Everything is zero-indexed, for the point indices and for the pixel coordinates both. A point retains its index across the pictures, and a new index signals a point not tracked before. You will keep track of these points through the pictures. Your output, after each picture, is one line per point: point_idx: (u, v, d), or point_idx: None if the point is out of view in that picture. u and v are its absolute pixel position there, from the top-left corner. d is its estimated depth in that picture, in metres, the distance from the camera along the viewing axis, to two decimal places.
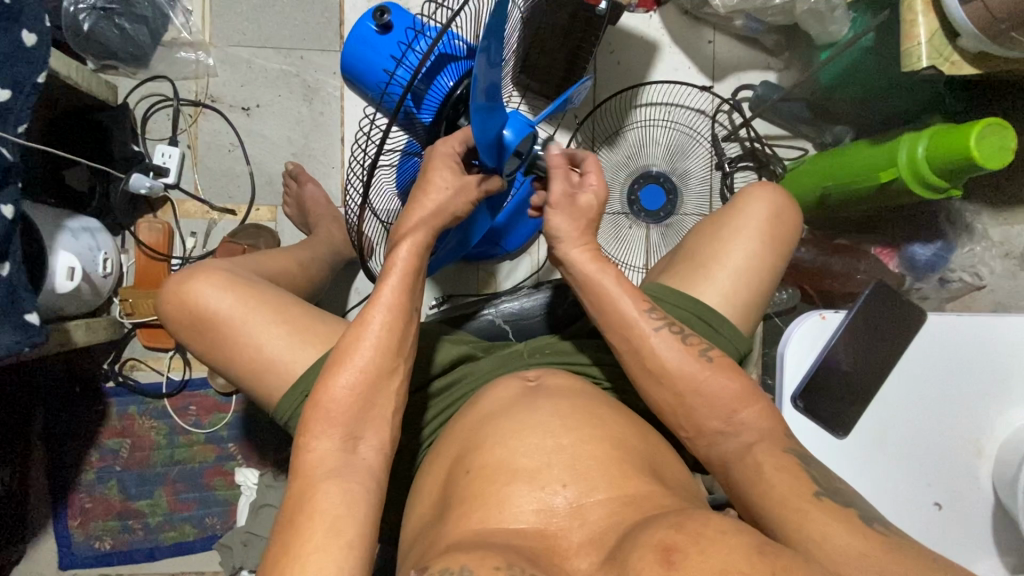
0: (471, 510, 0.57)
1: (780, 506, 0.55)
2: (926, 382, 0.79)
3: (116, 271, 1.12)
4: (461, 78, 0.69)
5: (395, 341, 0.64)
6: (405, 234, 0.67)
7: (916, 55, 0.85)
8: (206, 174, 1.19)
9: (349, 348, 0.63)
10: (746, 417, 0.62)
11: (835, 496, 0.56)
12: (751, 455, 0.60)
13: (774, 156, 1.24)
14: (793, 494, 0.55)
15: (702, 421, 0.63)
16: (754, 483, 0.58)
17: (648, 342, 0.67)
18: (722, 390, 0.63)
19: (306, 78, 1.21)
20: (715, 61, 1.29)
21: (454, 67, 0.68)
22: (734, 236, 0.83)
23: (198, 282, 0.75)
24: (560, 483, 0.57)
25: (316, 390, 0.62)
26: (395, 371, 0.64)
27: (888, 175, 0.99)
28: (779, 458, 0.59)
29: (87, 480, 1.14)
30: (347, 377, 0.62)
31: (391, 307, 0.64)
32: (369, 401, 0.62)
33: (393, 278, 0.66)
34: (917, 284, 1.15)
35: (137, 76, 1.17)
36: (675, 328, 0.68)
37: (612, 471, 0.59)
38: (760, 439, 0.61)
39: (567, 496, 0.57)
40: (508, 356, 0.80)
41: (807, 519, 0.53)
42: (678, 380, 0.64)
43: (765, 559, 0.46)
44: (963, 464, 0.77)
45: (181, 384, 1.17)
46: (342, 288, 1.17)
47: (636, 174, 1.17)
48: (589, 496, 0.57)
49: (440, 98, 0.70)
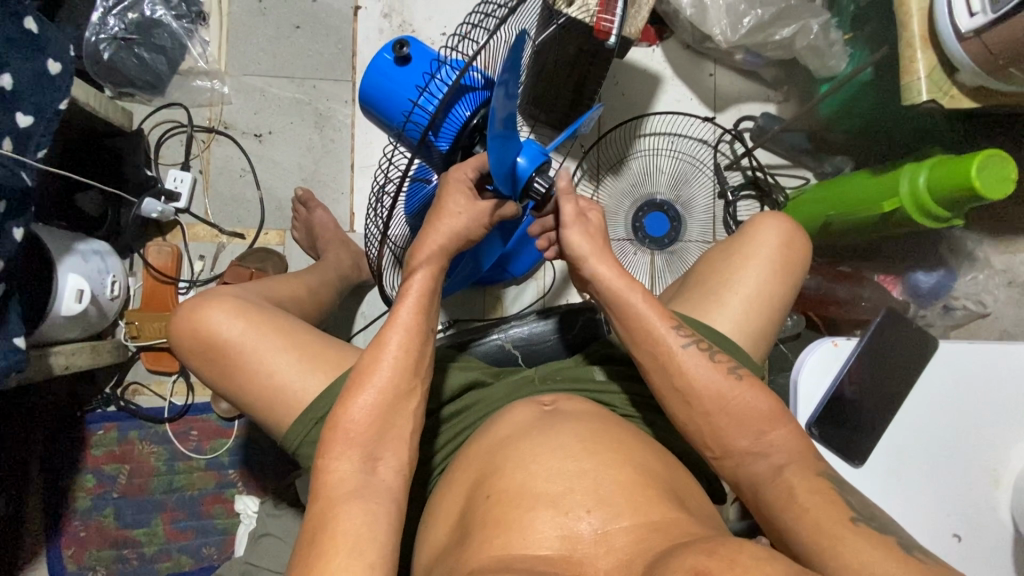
0: (494, 536, 0.56)
1: (811, 530, 0.54)
2: (941, 408, 0.79)
3: (123, 294, 1.12)
4: (477, 108, 0.70)
5: (412, 359, 0.64)
6: (423, 257, 0.68)
7: (915, 90, 0.87)
8: (217, 199, 1.21)
9: (369, 368, 0.63)
10: (774, 439, 0.62)
11: (871, 521, 0.55)
12: (782, 477, 0.59)
13: (776, 185, 1.27)
14: (829, 520, 0.55)
15: (730, 443, 0.63)
16: (782, 507, 0.57)
17: (672, 365, 0.67)
18: (751, 408, 0.63)
19: (318, 107, 1.23)
20: (716, 93, 1.32)
21: (471, 97, 0.69)
22: (746, 263, 0.84)
23: (210, 308, 0.75)
24: (584, 509, 0.56)
25: (336, 411, 0.61)
26: (413, 391, 0.64)
27: (890, 205, 1.01)
28: (812, 482, 0.58)
29: (82, 507, 1.11)
30: (367, 397, 0.61)
31: (409, 327, 0.64)
32: (388, 422, 0.61)
33: (412, 301, 0.66)
34: (922, 311, 1.16)
35: (152, 102, 1.20)
36: (702, 347, 0.67)
37: (637, 497, 0.57)
38: (791, 461, 0.60)
39: (592, 522, 0.55)
40: (520, 382, 0.80)
41: (843, 546, 0.53)
42: (705, 399, 0.64)
43: None
44: (981, 495, 0.76)
45: (183, 409, 1.16)
46: (349, 312, 1.17)
47: (641, 201, 1.19)
48: (614, 522, 0.55)
49: (457, 127, 0.70)
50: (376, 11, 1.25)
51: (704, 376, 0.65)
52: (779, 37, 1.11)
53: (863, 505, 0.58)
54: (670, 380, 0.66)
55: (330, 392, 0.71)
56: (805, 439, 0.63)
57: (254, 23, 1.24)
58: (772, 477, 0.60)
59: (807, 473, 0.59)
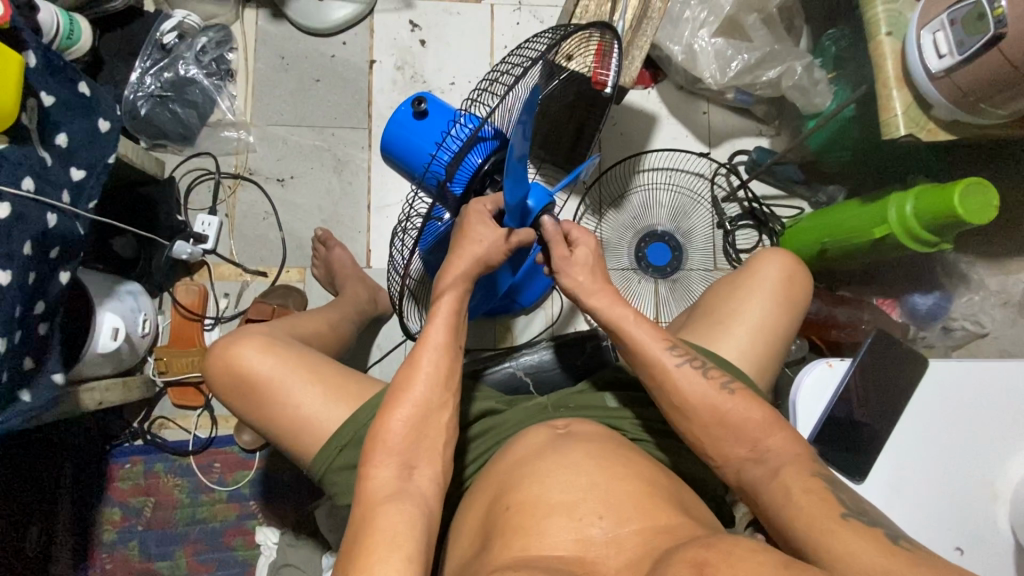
0: (512, 541, 0.60)
1: (806, 527, 0.57)
2: (936, 424, 0.82)
3: (152, 332, 1.18)
4: (488, 156, 0.76)
5: (441, 375, 0.69)
6: (448, 280, 0.73)
7: (894, 125, 0.94)
8: (241, 240, 1.28)
9: (404, 384, 0.67)
10: (772, 446, 0.65)
11: (862, 516, 0.58)
12: (777, 479, 0.63)
13: (773, 215, 1.32)
14: (820, 514, 0.58)
15: (729, 451, 0.67)
16: (781, 508, 0.61)
17: (674, 382, 0.71)
18: (746, 417, 0.67)
19: (336, 152, 1.32)
20: (711, 130, 1.40)
21: (481, 146, 0.75)
22: (750, 294, 0.89)
23: (241, 345, 0.81)
24: (596, 515, 0.60)
25: (375, 422, 0.66)
26: (443, 406, 0.68)
27: (881, 231, 1.06)
28: (806, 481, 0.61)
29: (109, 540, 1.14)
30: (403, 411, 0.66)
31: (439, 346, 0.69)
32: (422, 434, 0.66)
33: (442, 321, 0.71)
34: (922, 332, 1.19)
35: (182, 152, 1.29)
36: (695, 363, 0.72)
37: (643, 504, 0.61)
38: (787, 463, 0.63)
39: (604, 527, 0.59)
40: (534, 410, 0.84)
41: (835, 540, 0.55)
42: (700, 408, 0.69)
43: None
44: (982, 508, 0.78)
45: (207, 442, 1.20)
46: (366, 345, 1.22)
47: (642, 233, 1.25)
48: (623, 527, 0.59)
49: (469, 173, 0.77)
50: (389, 63, 1.35)
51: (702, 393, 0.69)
52: (765, 78, 1.19)
53: (856, 502, 0.61)
54: (667, 390, 0.71)
55: (355, 419, 0.75)
56: (801, 446, 0.66)
57: (277, 78, 1.34)
58: (769, 479, 0.63)
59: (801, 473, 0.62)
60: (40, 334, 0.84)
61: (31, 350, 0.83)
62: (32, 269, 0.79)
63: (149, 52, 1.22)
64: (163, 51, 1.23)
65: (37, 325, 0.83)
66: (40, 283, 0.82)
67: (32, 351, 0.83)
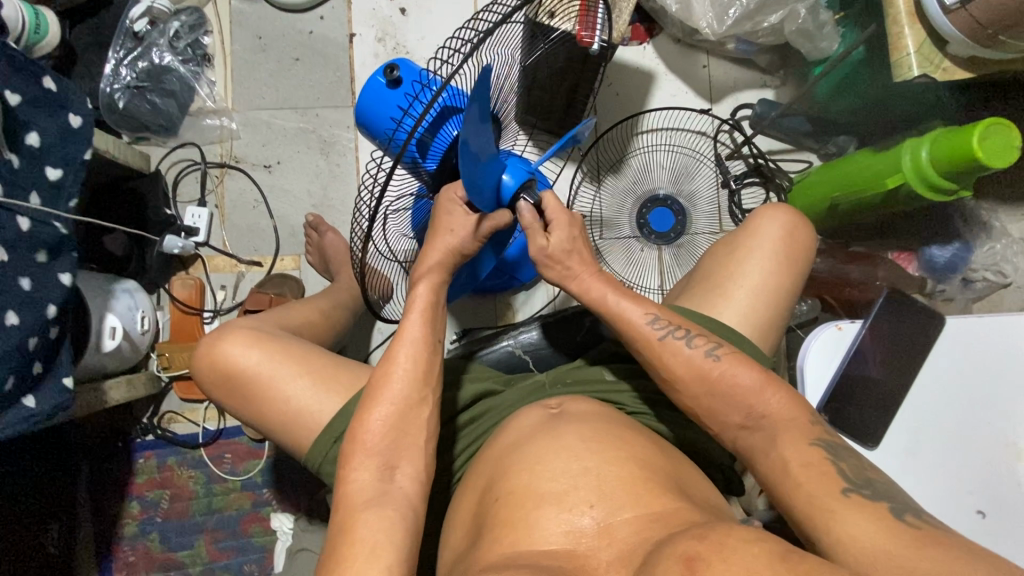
0: (502, 535, 0.60)
1: (805, 504, 0.56)
2: (954, 385, 0.78)
3: (152, 328, 1.17)
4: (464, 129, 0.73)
5: (421, 371, 0.68)
6: (424, 273, 0.72)
7: (906, 65, 0.88)
8: (233, 230, 1.26)
9: (381, 383, 0.66)
10: (766, 411, 0.63)
11: (865, 490, 0.55)
12: (773, 449, 0.60)
13: (779, 170, 1.26)
14: (822, 492, 0.56)
15: (717, 417, 0.65)
16: (778, 485, 0.58)
17: (669, 363, 0.69)
18: (740, 388, 0.64)
19: (322, 134, 1.28)
20: (712, 85, 1.33)
21: (457, 118, 0.72)
22: (750, 256, 0.84)
23: (227, 341, 0.80)
24: (586, 504, 0.59)
25: (354, 422, 0.65)
26: (424, 401, 0.67)
27: (894, 181, 1.00)
28: (805, 453, 0.59)
29: (130, 532, 1.17)
30: (382, 408, 0.65)
31: (418, 340, 0.68)
32: (402, 431, 0.65)
33: (418, 315, 0.70)
34: (940, 286, 1.15)
35: (167, 144, 1.27)
36: (679, 334, 0.70)
37: (637, 490, 0.60)
38: (781, 434, 0.61)
39: (595, 516, 0.58)
40: (533, 386, 0.82)
41: (834, 521, 0.53)
42: (683, 378, 0.67)
43: (787, 565, 0.48)
44: (1001, 469, 0.76)
45: (216, 433, 1.21)
46: (366, 330, 1.21)
47: (643, 199, 1.18)
48: (615, 515, 0.58)
49: (445, 145, 0.73)
50: (370, 36, 1.29)
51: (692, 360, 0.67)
52: (768, 24, 1.11)
53: (858, 472, 0.58)
54: (658, 358, 0.70)
55: (344, 411, 0.74)
56: (802, 411, 0.63)
57: (256, 59, 1.29)
58: (767, 450, 0.61)
59: (797, 443, 0.59)
60: (49, 337, 0.82)
61: (39, 355, 0.82)
62: (16, 274, 0.78)
63: (120, 41, 1.18)
64: (135, 39, 1.19)
65: (47, 329, 0.82)
66: (37, 288, 0.81)
67: (42, 356, 0.82)
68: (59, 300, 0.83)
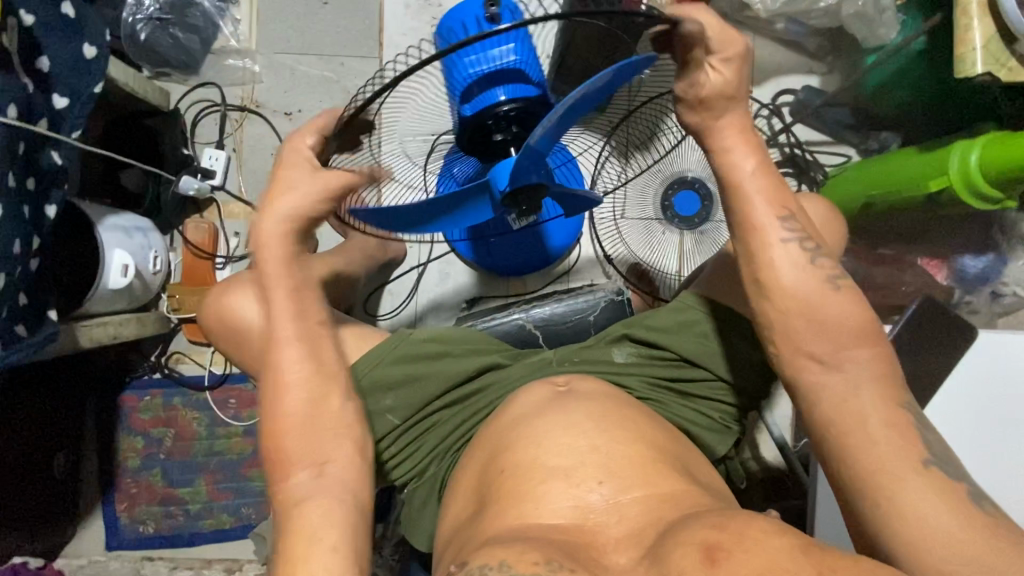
0: (508, 508, 0.60)
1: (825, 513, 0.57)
2: (975, 400, 0.77)
3: (164, 269, 1.18)
4: (513, 98, 0.70)
5: (313, 354, 0.69)
6: (272, 238, 0.70)
7: (969, 61, 0.82)
8: (250, 177, 1.24)
9: (278, 380, 0.68)
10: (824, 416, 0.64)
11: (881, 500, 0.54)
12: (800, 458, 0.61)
13: (815, 162, 1.21)
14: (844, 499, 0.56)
15: None
16: None
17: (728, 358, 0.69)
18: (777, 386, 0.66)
19: (345, 84, 1.24)
20: (755, 65, 1.26)
21: (513, 86, 0.69)
22: None
23: (236, 291, 0.79)
24: (596, 480, 0.59)
25: (268, 420, 0.67)
26: (328, 390, 0.69)
27: (937, 185, 0.95)
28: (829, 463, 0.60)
29: (133, 466, 1.20)
30: (292, 398, 0.67)
31: (294, 320, 0.70)
32: (314, 418, 0.67)
33: (285, 287, 0.71)
34: (968, 297, 1.11)
35: (187, 82, 1.23)
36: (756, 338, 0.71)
37: (646, 470, 0.61)
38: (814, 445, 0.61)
39: (603, 493, 0.58)
40: (539, 363, 0.81)
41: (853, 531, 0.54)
42: None
43: (810, 558, 0.48)
44: (1010, 488, 0.75)
45: (222, 378, 1.22)
46: (377, 291, 1.22)
47: (670, 179, 1.12)
48: (625, 493, 0.59)
49: (488, 104, 0.70)
50: None
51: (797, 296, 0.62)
52: (823, 5, 1.05)
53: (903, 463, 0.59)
54: None
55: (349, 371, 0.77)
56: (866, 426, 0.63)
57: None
58: (846, 395, 0.58)
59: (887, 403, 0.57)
60: (30, 269, 0.82)
61: (23, 286, 0.81)
62: (21, 201, 0.78)
63: None
64: None
65: (31, 261, 0.82)
66: (31, 218, 0.81)
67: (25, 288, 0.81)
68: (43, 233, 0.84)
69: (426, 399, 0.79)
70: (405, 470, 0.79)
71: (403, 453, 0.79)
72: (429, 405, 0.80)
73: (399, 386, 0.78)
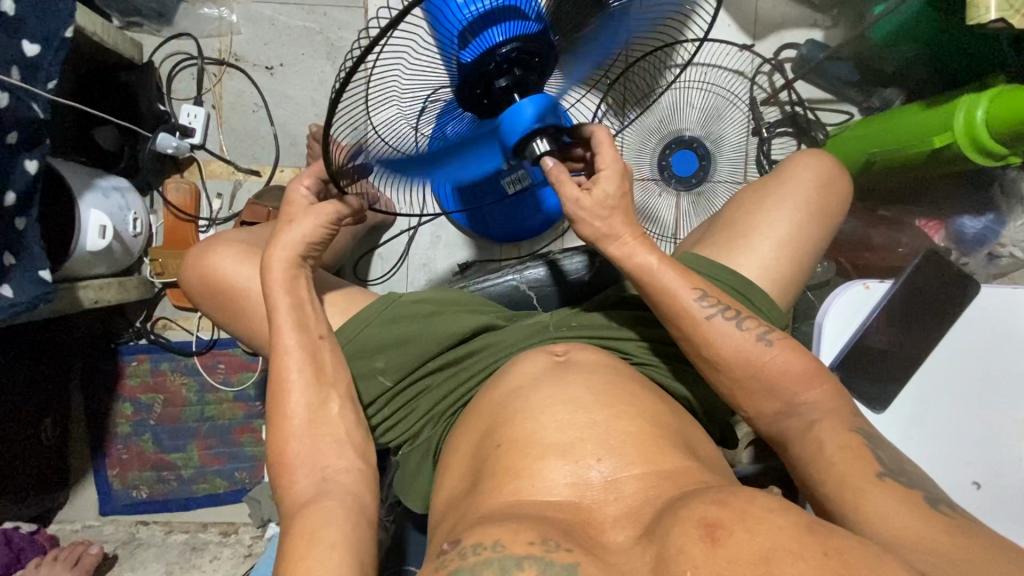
0: (503, 485, 0.59)
1: (837, 484, 0.57)
2: (970, 357, 0.77)
3: (145, 231, 1.13)
4: (512, 38, 0.62)
5: (312, 362, 0.69)
6: (277, 253, 0.71)
7: (983, 5, 0.78)
8: (231, 135, 1.19)
9: (281, 401, 0.68)
10: (807, 399, 0.64)
11: (900, 476, 0.57)
12: (810, 433, 0.62)
13: (816, 121, 1.20)
14: (853, 475, 0.57)
15: (745, 371, 0.65)
16: (812, 461, 0.60)
17: (712, 327, 0.67)
18: (755, 347, 0.65)
19: (329, 36, 1.18)
20: (756, 18, 1.22)
21: (510, 24, 0.61)
22: (779, 206, 0.80)
23: (216, 253, 0.79)
24: (594, 458, 0.59)
25: (276, 444, 0.67)
26: (328, 397, 0.69)
27: (941, 140, 0.92)
28: (843, 437, 0.60)
29: (123, 432, 1.19)
30: (294, 405, 0.67)
31: (296, 332, 0.69)
32: (316, 425, 0.67)
33: (290, 299, 0.71)
34: (964, 258, 1.09)
35: (161, 33, 1.18)
36: (740, 314, 0.67)
37: (647, 447, 0.60)
38: (823, 418, 0.63)
39: (603, 470, 0.58)
40: (535, 327, 0.79)
41: (866, 500, 0.55)
42: (733, 352, 0.65)
43: (815, 538, 0.47)
44: (1004, 443, 0.76)
45: (210, 343, 1.19)
46: (367, 253, 1.19)
47: (668, 139, 1.09)
48: (624, 471, 0.58)
49: (486, 50, 0.62)
50: None
51: (577, 208, 0.70)
52: None
53: (891, 456, 0.60)
54: None
55: (351, 335, 0.76)
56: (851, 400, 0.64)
57: None
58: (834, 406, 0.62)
59: (840, 428, 0.61)
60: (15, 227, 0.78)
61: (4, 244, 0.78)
62: None
63: None
64: None
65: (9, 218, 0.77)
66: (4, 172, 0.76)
67: (8, 247, 0.78)
68: (24, 188, 0.78)
69: (421, 360, 0.77)
70: (401, 432, 0.78)
71: (397, 418, 0.78)
72: (423, 367, 0.78)
73: (388, 349, 0.76)
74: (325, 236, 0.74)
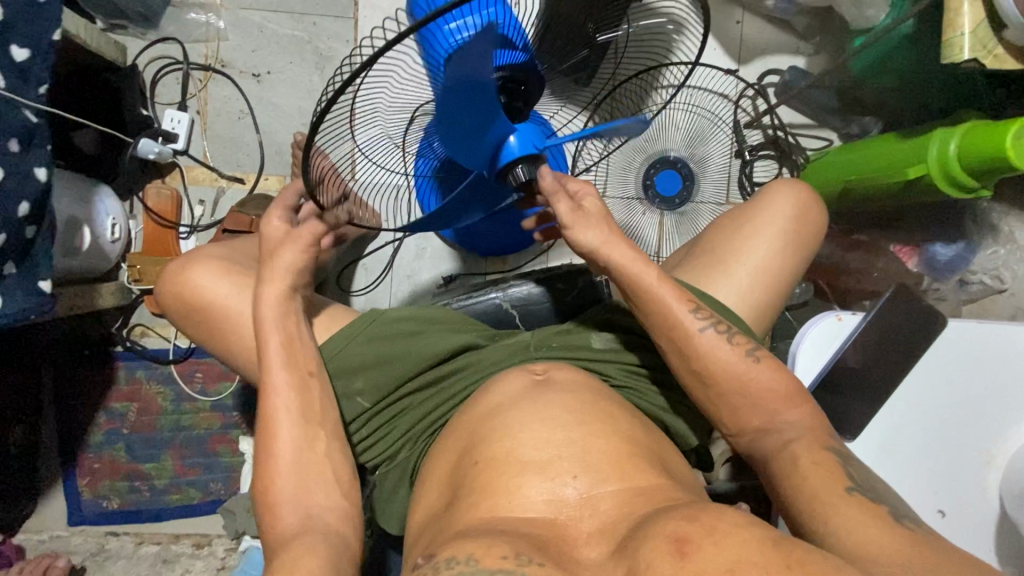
0: (479, 502, 0.59)
1: (806, 501, 0.59)
2: (938, 387, 0.79)
3: (124, 237, 1.12)
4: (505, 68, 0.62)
5: (293, 383, 0.69)
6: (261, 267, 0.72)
7: (958, 46, 0.81)
8: (216, 141, 1.18)
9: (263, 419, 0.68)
10: (779, 419, 0.65)
11: (868, 491, 0.59)
12: (788, 449, 0.63)
13: (797, 146, 1.22)
14: (823, 490, 0.59)
15: (718, 395, 0.67)
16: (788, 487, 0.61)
17: (686, 347, 0.68)
18: (731, 371, 0.67)
19: (318, 45, 1.18)
20: (742, 43, 1.25)
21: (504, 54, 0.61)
22: (756, 233, 0.82)
23: (195, 269, 0.78)
24: (571, 475, 0.59)
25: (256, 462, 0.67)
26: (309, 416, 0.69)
27: (916, 172, 0.94)
28: (817, 453, 0.61)
29: (96, 441, 1.16)
30: (274, 423, 0.67)
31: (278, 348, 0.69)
32: (295, 447, 0.67)
33: (273, 316, 0.71)
34: (936, 284, 1.12)
35: (146, 36, 1.16)
36: (720, 328, 0.69)
37: (622, 464, 0.61)
38: (798, 438, 0.63)
39: (578, 487, 0.58)
40: (517, 346, 0.79)
41: (833, 517, 0.57)
42: (708, 376, 0.66)
43: (779, 549, 0.48)
44: (969, 471, 0.78)
45: (188, 351, 1.18)
46: (350, 264, 1.19)
47: (653, 158, 1.11)
48: (600, 488, 0.59)
49: None
50: None
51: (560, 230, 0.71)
52: None
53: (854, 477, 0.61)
54: None
55: (335, 352, 0.76)
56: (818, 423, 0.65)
57: None
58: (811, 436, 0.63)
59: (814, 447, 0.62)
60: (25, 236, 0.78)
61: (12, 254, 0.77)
62: None
63: None
64: None
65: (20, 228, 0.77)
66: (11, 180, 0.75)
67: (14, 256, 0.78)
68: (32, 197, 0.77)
69: (401, 378, 0.77)
70: (379, 451, 0.78)
71: (376, 434, 0.78)
72: (402, 386, 0.78)
73: (369, 366, 0.76)
74: (306, 254, 0.73)
